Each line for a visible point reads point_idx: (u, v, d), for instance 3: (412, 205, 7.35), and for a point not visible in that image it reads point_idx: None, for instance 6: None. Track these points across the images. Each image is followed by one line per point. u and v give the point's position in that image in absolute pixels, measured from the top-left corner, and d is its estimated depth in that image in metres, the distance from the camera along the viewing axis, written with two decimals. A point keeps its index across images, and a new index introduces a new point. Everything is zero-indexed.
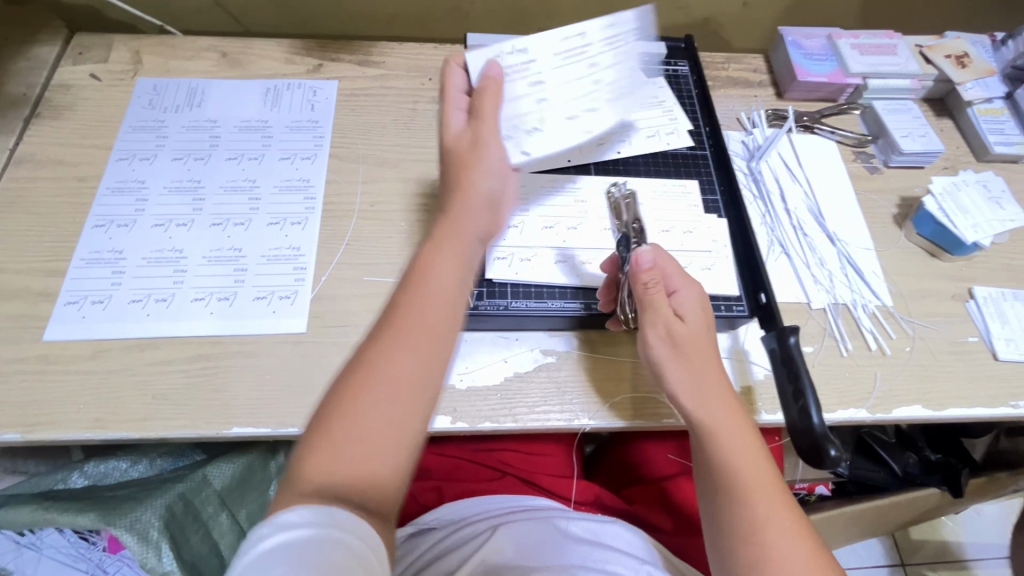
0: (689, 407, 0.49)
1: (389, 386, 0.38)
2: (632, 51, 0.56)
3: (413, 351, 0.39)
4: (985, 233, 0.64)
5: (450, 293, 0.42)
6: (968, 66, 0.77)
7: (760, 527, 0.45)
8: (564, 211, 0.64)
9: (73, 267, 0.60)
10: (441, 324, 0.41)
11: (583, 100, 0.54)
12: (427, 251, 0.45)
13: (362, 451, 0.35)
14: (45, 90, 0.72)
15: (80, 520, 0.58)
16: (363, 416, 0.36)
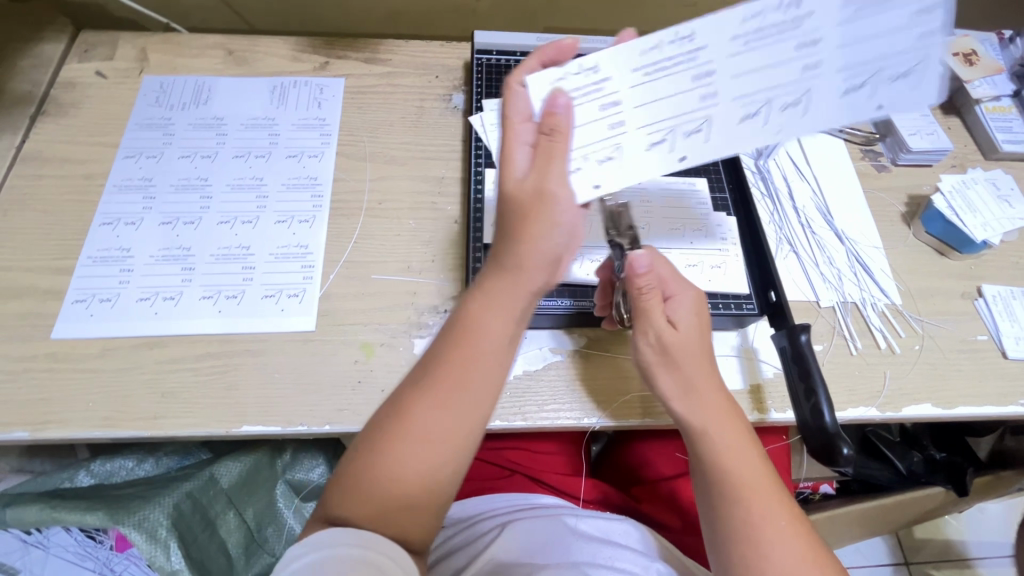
0: (681, 410, 0.49)
1: (421, 441, 0.40)
2: (749, 53, 0.43)
3: (447, 409, 0.41)
4: (994, 231, 0.64)
5: (495, 357, 0.42)
6: (977, 63, 0.77)
7: (756, 527, 0.45)
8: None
9: (81, 265, 0.60)
10: (480, 383, 0.42)
11: (681, 120, 0.43)
12: (478, 305, 0.42)
13: (391, 497, 0.39)
14: (51, 87, 0.72)
15: (88, 519, 0.58)
16: (396, 472, 0.39)
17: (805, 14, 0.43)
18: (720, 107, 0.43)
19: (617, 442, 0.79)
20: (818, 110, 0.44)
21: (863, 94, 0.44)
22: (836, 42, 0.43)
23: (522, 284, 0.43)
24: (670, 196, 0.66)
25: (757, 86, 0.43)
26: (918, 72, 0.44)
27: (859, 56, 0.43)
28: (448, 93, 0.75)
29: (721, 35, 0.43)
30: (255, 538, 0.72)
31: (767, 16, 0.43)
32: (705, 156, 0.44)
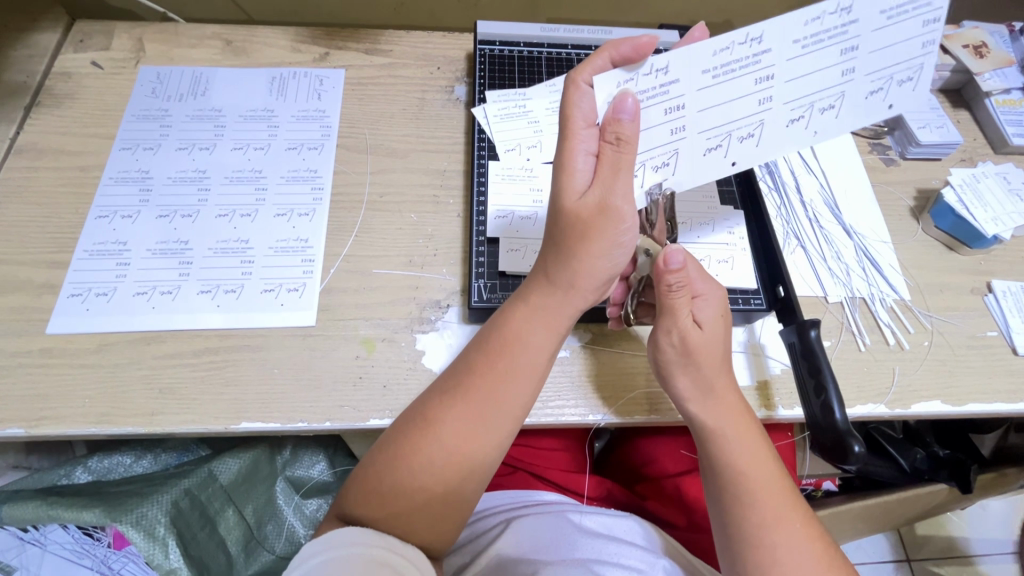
0: (695, 410, 0.49)
1: (449, 449, 0.43)
2: (823, 57, 0.41)
3: (476, 422, 0.43)
4: (1006, 226, 0.63)
5: (528, 367, 0.46)
6: (986, 56, 0.76)
7: (766, 529, 0.44)
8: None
9: (77, 259, 0.59)
10: (511, 399, 0.45)
11: (740, 126, 0.44)
12: (520, 316, 0.46)
13: (414, 499, 0.42)
14: (46, 78, 0.70)
15: (84, 516, 0.57)
16: (419, 473, 0.42)
17: (852, 14, 0.40)
18: (774, 112, 0.43)
19: (621, 438, 0.78)
20: (848, 114, 0.45)
21: (880, 97, 0.44)
22: (872, 47, 0.41)
23: (565, 305, 0.46)
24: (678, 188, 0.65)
25: (808, 91, 0.43)
26: (924, 75, 0.43)
27: (886, 63, 0.42)
28: (451, 85, 0.74)
29: (785, 35, 0.40)
30: (255, 536, 0.72)
31: (825, 19, 0.40)
32: (753, 158, 0.46)
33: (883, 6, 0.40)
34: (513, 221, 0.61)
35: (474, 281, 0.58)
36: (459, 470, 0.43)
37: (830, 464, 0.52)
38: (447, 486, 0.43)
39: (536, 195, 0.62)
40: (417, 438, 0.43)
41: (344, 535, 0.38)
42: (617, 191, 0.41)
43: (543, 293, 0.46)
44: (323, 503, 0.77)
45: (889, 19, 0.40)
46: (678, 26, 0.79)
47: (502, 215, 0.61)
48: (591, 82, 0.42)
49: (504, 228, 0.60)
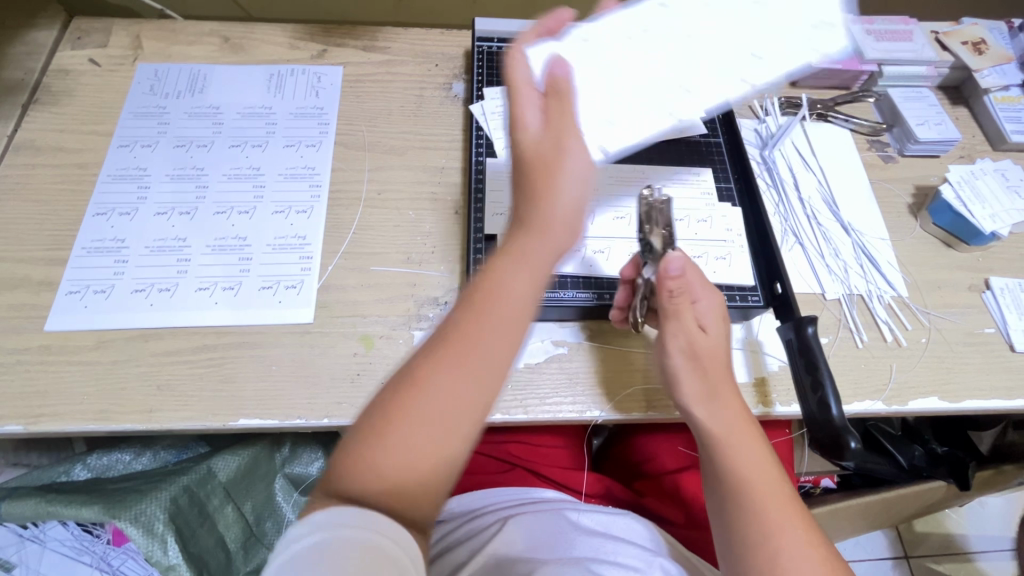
0: (700, 414, 0.49)
1: (438, 403, 0.37)
2: (730, 30, 0.59)
3: (468, 369, 0.39)
4: (1003, 222, 0.63)
5: (512, 309, 0.41)
6: (985, 52, 0.76)
7: (771, 534, 0.44)
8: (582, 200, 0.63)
9: (75, 256, 0.59)
10: (501, 340, 0.40)
11: (672, 87, 0.58)
12: (498, 260, 0.43)
13: (400, 465, 0.36)
14: (44, 75, 0.70)
15: (84, 512, 0.57)
16: (405, 439, 0.36)
17: (735, 9, 0.60)
18: (695, 76, 0.58)
19: (621, 436, 0.79)
20: (782, 65, 0.57)
21: (800, 46, 0.58)
22: (769, 21, 0.60)
23: (546, 239, 0.43)
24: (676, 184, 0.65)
25: (718, 58, 0.58)
26: (837, 22, 0.58)
27: (790, 30, 0.59)
28: (449, 82, 0.74)
29: (684, 25, 0.60)
30: (253, 533, 0.71)
31: (717, 12, 0.60)
32: (695, 109, 0.57)
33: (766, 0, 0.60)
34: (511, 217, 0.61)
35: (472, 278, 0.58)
36: (451, 425, 0.37)
37: (826, 461, 0.52)
38: (440, 445, 0.37)
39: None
40: (401, 400, 0.38)
41: (340, 516, 0.32)
42: (566, 133, 0.45)
43: (520, 232, 0.43)
44: None
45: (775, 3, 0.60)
46: None
47: (499, 212, 0.61)
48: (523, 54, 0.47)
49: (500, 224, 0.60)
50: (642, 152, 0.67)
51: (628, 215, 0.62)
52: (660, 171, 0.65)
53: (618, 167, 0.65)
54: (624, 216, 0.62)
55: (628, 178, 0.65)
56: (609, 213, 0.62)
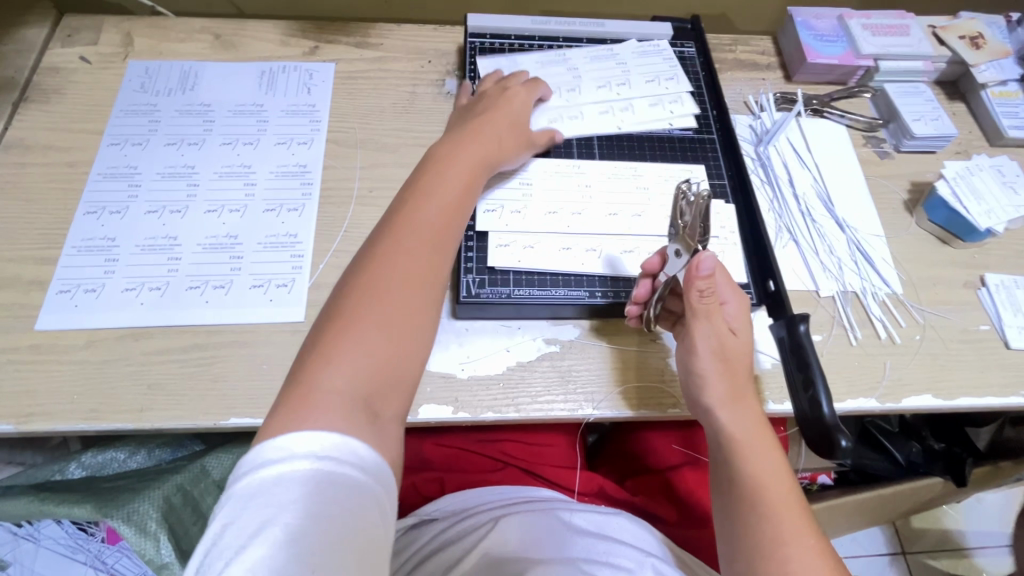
0: (724, 418, 0.48)
1: (386, 308, 0.40)
2: (610, 69, 0.71)
3: (408, 269, 0.42)
4: (999, 219, 0.63)
5: (450, 208, 0.47)
6: (983, 47, 0.75)
7: (786, 539, 0.42)
8: (573, 197, 0.62)
9: (65, 255, 0.59)
10: (432, 248, 0.44)
11: (567, 110, 0.67)
12: (434, 174, 0.49)
13: (362, 370, 0.37)
14: (34, 73, 0.70)
15: (76, 512, 0.58)
16: (371, 316, 0.39)
17: (615, 53, 0.72)
18: (585, 105, 0.68)
19: (616, 433, 0.79)
20: (644, 116, 0.68)
21: (657, 87, 0.70)
22: (639, 66, 0.72)
23: (459, 180, 0.49)
24: (669, 182, 0.64)
25: (599, 88, 0.69)
26: (679, 76, 0.71)
27: (651, 76, 0.71)
28: (441, 78, 0.74)
29: (579, 56, 0.72)
30: None
31: (603, 52, 0.72)
32: (580, 130, 0.67)
33: (635, 49, 0.73)
34: (501, 213, 0.60)
35: (463, 276, 0.58)
36: (405, 327, 0.40)
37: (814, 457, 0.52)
38: (397, 346, 0.39)
39: (524, 189, 0.62)
40: (345, 314, 0.39)
41: (330, 455, 0.32)
42: (489, 121, 0.58)
43: (428, 175, 0.49)
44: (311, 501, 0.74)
45: (641, 55, 0.73)
46: (672, 18, 0.78)
47: (489, 208, 0.60)
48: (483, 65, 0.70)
49: (490, 221, 0.60)
50: (636, 148, 0.67)
51: (620, 212, 0.62)
52: (653, 168, 0.65)
53: (609, 164, 0.65)
54: (617, 213, 0.62)
55: (619, 175, 0.64)
56: (601, 210, 0.62)
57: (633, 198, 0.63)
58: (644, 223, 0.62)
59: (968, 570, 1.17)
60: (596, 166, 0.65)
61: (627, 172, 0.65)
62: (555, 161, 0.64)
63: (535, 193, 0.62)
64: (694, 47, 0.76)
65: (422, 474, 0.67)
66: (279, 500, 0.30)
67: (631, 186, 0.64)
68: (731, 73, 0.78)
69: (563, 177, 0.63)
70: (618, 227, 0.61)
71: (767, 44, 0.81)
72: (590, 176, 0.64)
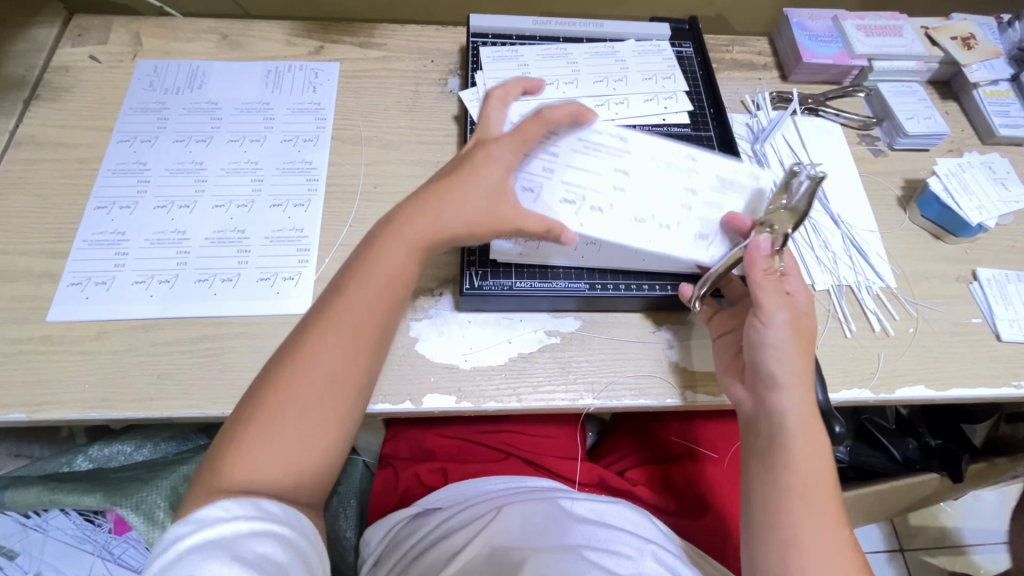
0: (778, 402, 0.48)
1: (300, 401, 0.43)
2: (610, 64, 0.72)
3: (317, 376, 0.44)
4: (990, 215, 0.64)
5: (375, 302, 0.47)
6: (974, 47, 0.77)
7: (817, 533, 0.44)
8: (601, 184, 0.52)
9: (76, 248, 0.60)
10: (356, 343, 0.46)
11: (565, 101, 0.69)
12: (365, 263, 0.49)
13: (274, 464, 0.41)
14: (45, 72, 0.71)
15: (86, 500, 0.59)
16: (280, 421, 0.42)
17: (615, 50, 0.74)
18: (583, 98, 0.70)
19: (620, 426, 0.80)
20: (640, 109, 0.70)
21: (655, 84, 0.72)
22: (638, 63, 0.73)
23: (387, 271, 0.48)
24: (719, 193, 0.52)
25: (598, 82, 0.71)
26: (676, 74, 0.73)
27: (649, 73, 0.72)
28: (444, 77, 0.75)
29: (579, 50, 0.73)
30: None
31: (603, 48, 0.74)
32: None
33: (634, 46, 0.75)
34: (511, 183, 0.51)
35: (466, 268, 0.59)
36: (318, 421, 0.43)
37: None
38: (311, 441, 0.43)
39: (541, 164, 0.52)
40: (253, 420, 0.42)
41: (235, 511, 0.38)
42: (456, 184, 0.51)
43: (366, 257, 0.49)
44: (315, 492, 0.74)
45: (641, 53, 0.74)
46: (670, 19, 0.80)
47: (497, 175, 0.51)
48: (484, 58, 0.72)
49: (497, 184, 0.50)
50: None
51: (649, 218, 0.51)
52: (709, 165, 0.53)
53: (657, 147, 0.53)
54: (645, 219, 0.51)
55: (662, 166, 0.53)
56: (627, 211, 0.51)
57: (672, 201, 0.52)
58: (671, 238, 0.51)
59: (965, 567, 1.18)
60: (642, 147, 0.53)
61: (678, 163, 0.53)
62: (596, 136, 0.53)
63: (557, 172, 0.52)
64: (691, 47, 0.77)
65: (427, 465, 0.68)
66: (199, 559, 0.35)
67: (673, 187, 0.52)
68: (728, 73, 0.80)
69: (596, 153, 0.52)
70: (639, 239, 0.51)
71: (763, 45, 0.82)
72: (630, 157, 0.52)
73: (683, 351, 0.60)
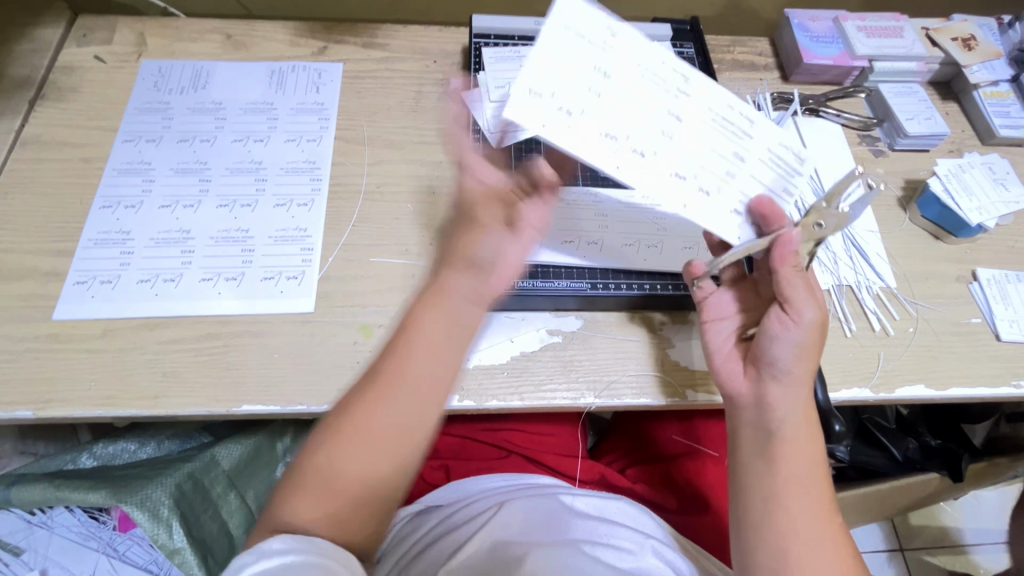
0: (776, 399, 0.48)
1: (354, 466, 0.42)
2: None
3: (380, 428, 0.44)
4: (990, 215, 0.65)
5: (434, 352, 0.47)
6: (975, 48, 0.77)
7: (805, 527, 0.45)
8: (653, 130, 0.47)
9: (82, 247, 0.61)
10: (409, 415, 0.44)
11: None
12: (421, 311, 0.48)
13: (330, 508, 0.42)
14: (50, 72, 0.72)
15: (91, 497, 0.60)
16: (342, 466, 0.42)
17: None
18: None
19: (620, 424, 0.80)
20: None
21: None
22: None
23: (444, 323, 0.48)
24: (771, 167, 0.49)
25: None
26: None
27: None
28: (447, 78, 0.76)
29: None
30: None
31: None
32: None
33: None
34: (547, 103, 0.45)
35: None
36: (373, 473, 0.43)
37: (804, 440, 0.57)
38: (368, 495, 0.43)
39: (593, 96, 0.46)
40: (317, 465, 0.43)
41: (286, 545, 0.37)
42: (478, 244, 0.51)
43: (427, 304, 0.48)
44: None
45: None
46: (672, 20, 0.80)
47: (535, 93, 0.45)
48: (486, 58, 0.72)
49: (529, 102, 0.45)
50: None
51: (690, 180, 0.47)
52: (770, 134, 0.49)
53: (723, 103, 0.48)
54: (685, 177, 0.47)
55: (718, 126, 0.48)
56: (664, 166, 0.47)
57: (716, 167, 0.48)
58: (707, 206, 0.47)
59: (964, 567, 1.18)
60: (708, 97, 0.48)
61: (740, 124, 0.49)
62: (656, 71, 0.47)
63: (607, 107, 0.46)
64: (693, 48, 0.78)
65: (429, 463, 0.69)
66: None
67: (724, 151, 0.48)
68: (729, 73, 0.80)
69: (658, 94, 0.47)
70: (677, 202, 0.47)
71: (765, 46, 0.83)
72: (691, 108, 0.48)
73: (684, 350, 0.60)
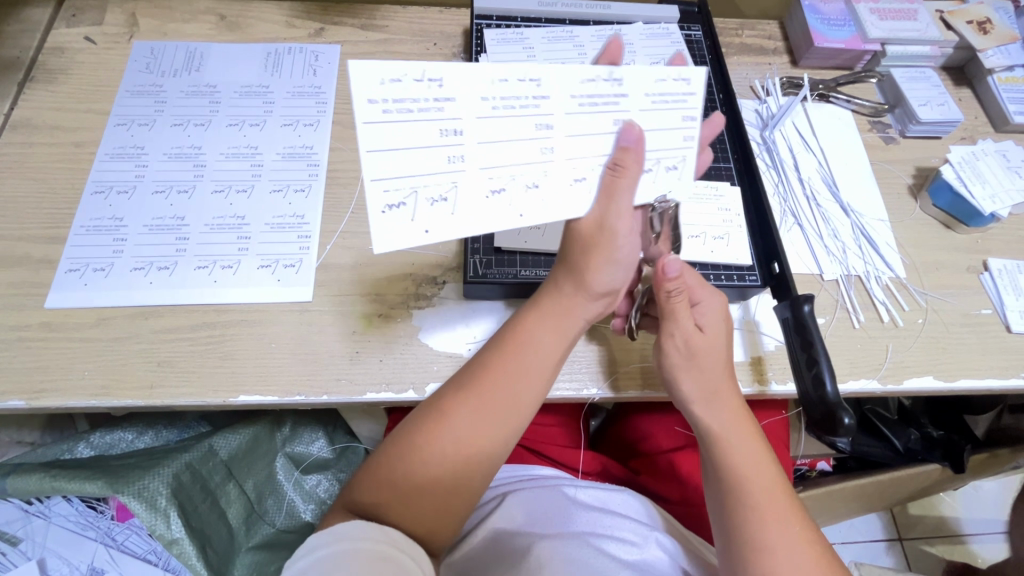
0: (699, 416, 0.49)
1: (438, 469, 0.43)
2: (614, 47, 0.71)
3: (476, 439, 0.44)
4: (1003, 203, 0.63)
5: (536, 370, 0.47)
6: (990, 31, 0.75)
7: (769, 527, 0.43)
8: (503, 140, 0.42)
9: (74, 234, 0.59)
10: (502, 429, 0.45)
11: None
12: (528, 321, 0.48)
13: (408, 508, 0.43)
14: (39, 53, 0.70)
15: (88, 487, 0.58)
16: (425, 467, 0.43)
17: (623, 32, 0.72)
18: None
19: (621, 415, 0.80)
20: None
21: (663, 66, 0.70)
22: (646, 47, 0.72)
23: (550, 344, 0.48)
24: (655, 111, 0.45)
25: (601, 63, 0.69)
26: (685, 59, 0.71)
27: (658, 55, 0.71)
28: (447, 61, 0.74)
29: (586, 32, 0.71)
30: (256, 509, 0.72)
31: (608, 31, 0.72)
32: None
33: (642, 30, 0.73)
34: (415, 206, 0.41)
35: (469, 257, 0.58)
36: (455, 487, 0.44)
37: (820, 439, 0.54)
38: (445, 504, 0.44)
39: (455, 149, 0.41)
40: (402, 459, 0.43)
41: (342, 539, 0.38)
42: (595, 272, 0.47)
43: (534, 316, 0.49)
44: (323, 479, 0.78)
45: (648, 36, 0.73)
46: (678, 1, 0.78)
47: (399, 207, 0.41)
48: (488, 40, 0.70)
49: (396, 217, 0.41)
50: None
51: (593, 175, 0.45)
52: (636, 74, 0.44)
53: (484, 89, 0.40)
54: (586, 176, 0.45)
55: (549, 93, 0.42)
56: (566, 177, 0.44)
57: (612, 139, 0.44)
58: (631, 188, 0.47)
59: (964, 556, 1.18)
60: (466, 85, 0.40)
61: (521, 91, 0.41)
62: (416, 98, 0.39)
63: (470, 143, 0.41)
64: (700, 30, 0.76)
65: None
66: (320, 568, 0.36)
67: (607, 121, 0.44)
68: (738, 57, 0.78)
69: (478, 103, 0.41)
70: (587, 205, 0.45)
71: (774, 29, 0.81)
72: (483, 113, 0.41)
73: None
